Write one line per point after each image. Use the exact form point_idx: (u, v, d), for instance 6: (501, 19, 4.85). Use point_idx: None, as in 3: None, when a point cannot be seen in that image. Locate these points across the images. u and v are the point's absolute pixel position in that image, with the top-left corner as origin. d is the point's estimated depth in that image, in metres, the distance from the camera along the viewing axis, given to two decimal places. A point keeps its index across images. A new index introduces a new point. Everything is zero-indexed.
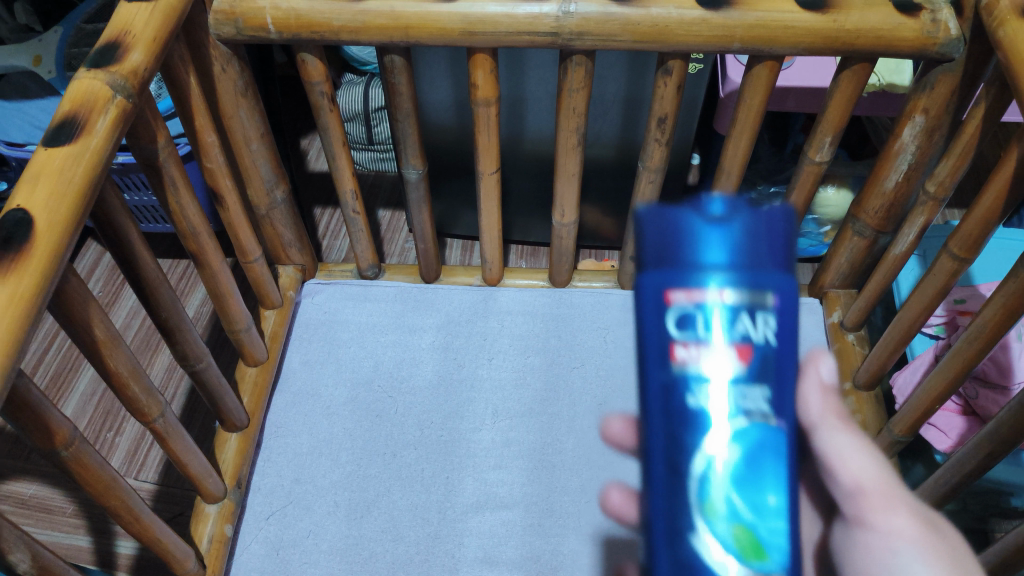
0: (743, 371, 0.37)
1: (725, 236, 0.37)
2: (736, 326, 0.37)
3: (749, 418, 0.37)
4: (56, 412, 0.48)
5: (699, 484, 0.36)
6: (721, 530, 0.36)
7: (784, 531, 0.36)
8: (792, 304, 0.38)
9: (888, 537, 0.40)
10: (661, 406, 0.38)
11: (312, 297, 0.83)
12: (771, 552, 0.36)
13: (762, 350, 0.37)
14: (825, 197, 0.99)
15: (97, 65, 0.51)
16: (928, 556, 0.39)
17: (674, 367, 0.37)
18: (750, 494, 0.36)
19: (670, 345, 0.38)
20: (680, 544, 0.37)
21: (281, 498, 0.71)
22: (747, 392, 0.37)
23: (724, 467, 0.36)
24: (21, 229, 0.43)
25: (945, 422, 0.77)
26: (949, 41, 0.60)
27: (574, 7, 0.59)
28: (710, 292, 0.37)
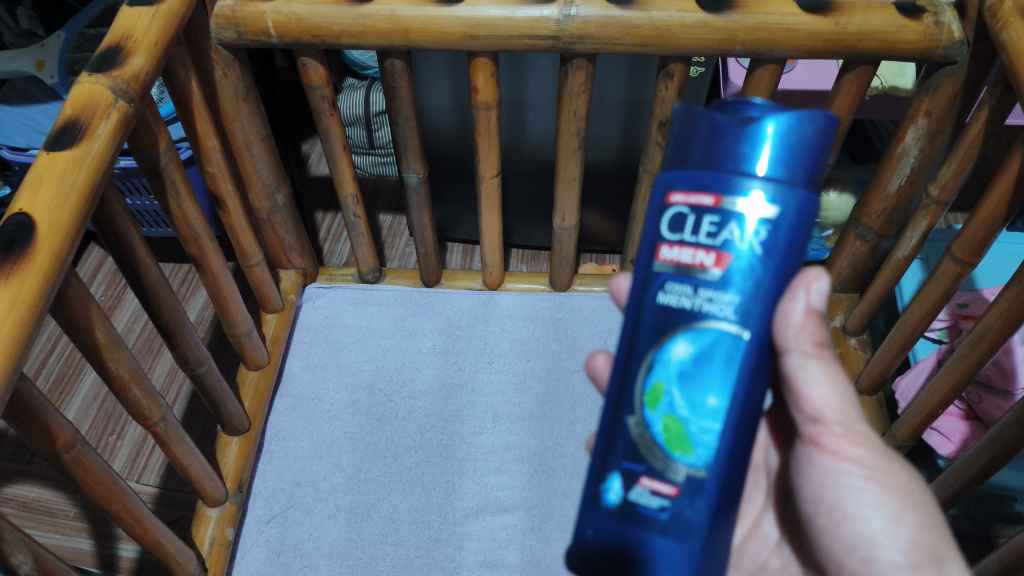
0: (715, 275, 0.42)
1: (738, 149, 0.42)
2: (720, 232, 0.42)
3: (705, 321, 0.42)
4: (58, 416, 0.48)
5: (649, 370, 0.43)
6: (656, 415, 0.43)
7: (713, 428, 0.42)
8: (792, 221, 0.42)
9: (841, 460, 0.46)
10: (641, 298, 0.44)
11: (312, 301, 0.83)
12: (696, 447, 0.42)
13: (738, 260, 0.42)
14: (828, 201, 0.99)
15: (99, 70, 0.51)
16: (870, 476, 0.46)
17: (659, 260, 0.44)
18: (689, 390, 0.43)
19: (661, 241, 0.44)
20: (621, 417, 0.44)
21: (281, 501, 0.71)
22: (714, 292, 0.42)
23: (673, 359, 0.43)
24: (23, 232, 0.43)
25: (948, 427, 0.77)
26: (953, 43, 0.60)
27: (574, 11, 0.59)
28: (710, 198, 0.42)
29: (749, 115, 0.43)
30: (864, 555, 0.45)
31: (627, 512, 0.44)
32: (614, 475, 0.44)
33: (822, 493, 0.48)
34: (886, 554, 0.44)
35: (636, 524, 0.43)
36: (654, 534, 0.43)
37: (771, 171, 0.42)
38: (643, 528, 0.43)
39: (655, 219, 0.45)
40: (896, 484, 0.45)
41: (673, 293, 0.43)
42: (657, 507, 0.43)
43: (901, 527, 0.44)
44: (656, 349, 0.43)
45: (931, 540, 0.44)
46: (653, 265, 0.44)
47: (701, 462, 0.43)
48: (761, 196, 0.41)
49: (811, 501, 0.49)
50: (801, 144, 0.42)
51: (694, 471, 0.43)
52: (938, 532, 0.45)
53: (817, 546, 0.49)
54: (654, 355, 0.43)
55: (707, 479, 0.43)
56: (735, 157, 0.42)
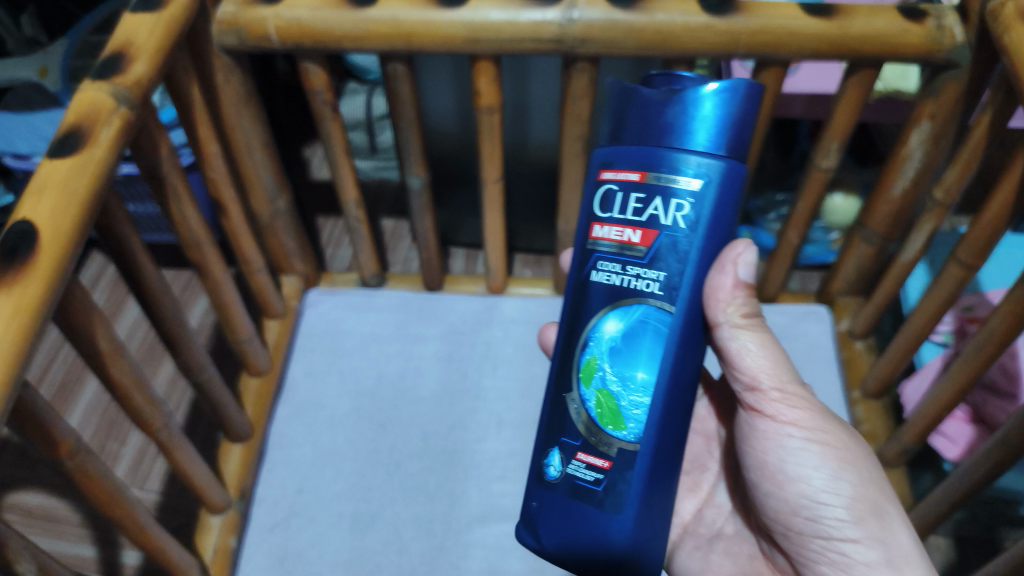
0: (641, 251, 0.49)
1: (662, 127, 0.48)
2: (644, 209, 0.48)
3: (633, 298, 0.49)
4: (61, 424, 0.47)
5: (592, 342, 0.51)
6: (590, 391, 0.50)
7: (641, 401, 0.49)
8: (713, 194, 0.47)
9: (783, 424, 0.54)
10: (574, 277, 0.53)
11: (315, 307, 0.82)
12: (626, 419, 0.49)
13: (664, 236, 0.48)
14: (833, 204, 0.98)
15: (101, 75, 0.51)
16: (809, 438, 0.53)
17: (593, 238, 0.51)
18: (620, 365, 0.50)
19: (594, 220, 0.51)
20: (560, 394, 0.52)
21: (284, 509, 0.70)
22: (642, 267, 0.49)
23: (606, 335, 0.50)
24: (26, 241, 0.42)
25: (954, 430, 0.77)
26: (956, 47, 0.59)
27: (576, 14, 0.59)
28: (636, 174, 0.49)
29: (673, 87, 0.48)
30: (810, 514, 0.52)
31: (566, 485, 0.51)
32: (556, 450, 0.52)
33: (767, 458, 0.55)
34: (830, 510, 0.51)
35: (573, 494, 0.50)
36: (592, 507, 0.49)
37: (685, 143, 0.47)
38: (580, 500, 0.50)
39: (593, 197, 0.52)
40: (833, 448, 0.52)
41: (604, 270, 0.50)
42: (591, 480, 0.50)
43: (844, 483, 0.51)
44: (591, 325, 0.51)
45: (869, 493, 0.51)
46: (586, 245, 0.52)
47: (632, 436, 0.49)
48: (679, 174, 0.47)
49: (756, 467, 0.56)
50: (730, 117, 0.47)
51: (624, 444, 0.49)
52: (876, 485, 0.52)
53: (764, 510, 0.56)
54: (589, 333, 0.51)
55: (638, 452, 0.49)
56: (657, 132, 0.48)
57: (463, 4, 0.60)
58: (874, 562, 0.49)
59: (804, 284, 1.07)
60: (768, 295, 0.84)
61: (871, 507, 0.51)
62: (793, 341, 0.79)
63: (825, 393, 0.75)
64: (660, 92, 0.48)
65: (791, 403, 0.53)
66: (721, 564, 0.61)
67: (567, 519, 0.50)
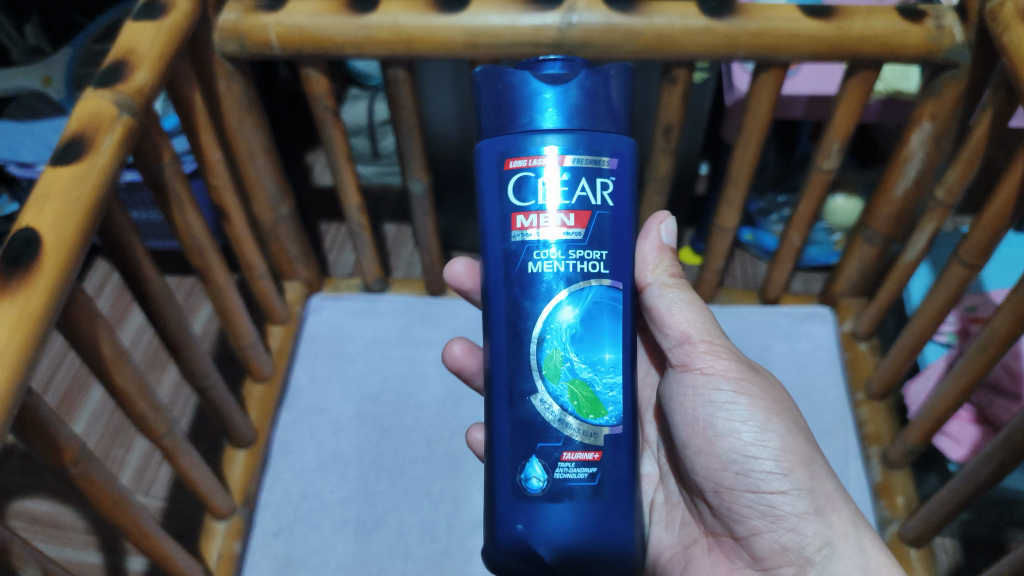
0: (578, 233, 0.51)
1: (557, 112, 0.51)
2: (572, 190, 0.51)
3: (584, 279, 0.52)
4: (66, 431, 0.48)
5: (549, 334, 0.51)
6: (561, 386, 0.51)
7: (613, 381, 0.52)
8: (625, 169, 0.53)
9: (710, 377, 0.56)
10: (505, 274, 0.53)
11: (318, 313, 0.82)
12: (604, 402, 0.51)
13: (597, 215, 0.52)
14: (835, 205, 0.98)
15: (103, 84, 0.51)
16: (738, 392, 0.55)
17: (519, 229, 0.52)
18: (585, 352, 0.52)
19: (515, 211, 0.52)
20: (523, 397, 0.52)
21: (289, 514, 0.70)
22: (584, 248, 0.51)
23: (565, 324, 0.51)
24: (29, 249, 0.43)
25: (957, 430, 0.76)
26: (955, 47, 0.59)
27: (576, 18, 0.59)
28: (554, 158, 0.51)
29: (553, 73, 0.52)
30: (741, 467, 0.54)
31: (554, 490, 0.50)
32: (535, 458, 0.51)
33: (697, 415, 0.56)
34: (762, 462, 0.54)
35: (565, 499, 0.50)
36: (588, 502, 0.50)
37: (586, 126, 0.52)
38: (573, 501, 0.50)
39: (503, 190, 0.52)
40: (760, 401, 0.55)
41: (543, 259, 0.51)
42: (585, 476, 0.50)
43: (771, 434, 0.54)
44: (545, 318, 0.51)
45: (797, 443, 0.54)
46: (513, 238, 0.52)
47: (614, 419, 0.52)
48: (589, 154, 0.51)
49: (684, 425, 0.57)
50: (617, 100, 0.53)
51: (607, 428, 0.51)
52: (802, 436, 0.55)
53: (694, 468, 0.57)
54: (544, 327, 0.51)
55: (623, 432, 0.52)
56: (555, 117, 0.51)
57: (463, 10, 0.60)
58: (803, 509, 0.53)
59: (807, 286, 1.07)
60: (771, 296, 0.84)
61: (800, 457, 0.54)
62: (796, 341, 0.79)
63: (826, 393, 0.76)
64: (542, 79, 0.51)
65: (719, 358, 0.56)
66: (659, 536, 0.64)
67: (566, 526, 0.50)
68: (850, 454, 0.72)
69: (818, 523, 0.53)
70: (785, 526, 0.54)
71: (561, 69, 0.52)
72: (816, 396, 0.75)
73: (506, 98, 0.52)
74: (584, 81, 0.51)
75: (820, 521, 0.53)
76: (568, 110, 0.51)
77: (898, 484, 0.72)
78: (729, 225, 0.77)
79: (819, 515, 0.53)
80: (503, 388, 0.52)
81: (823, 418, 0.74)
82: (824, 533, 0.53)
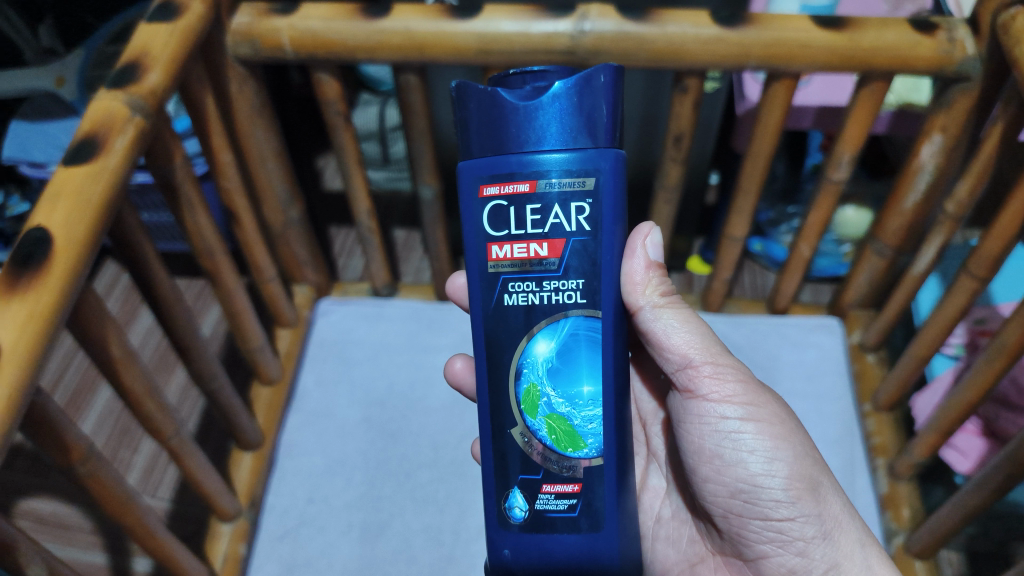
0: (552, 262, 0.49)
1: (542, 130, 0.48)
2: (544, 219, 0.49)
3: (559, 313, 0.50)
4: (74, 430, 0.47)
5: (527, 368, 0.51)
6: (539, 420, 0.51)
7: (592, 413, 0.50)
8: (607, 189, 0.49)
9: (718, 406, 0.55)
10: (483, 304, 0.51)
11: (326, 317, 0.82)
12: (581, 435, 0.50)
13: (572, 242, 0.49)
14: (845, 216, 0.98)
15: (116, 85, 0.51)
16: (745, 418, 0.55)
17: (495, 260, 0.50)
18: (562, 385, 0.50)
19: (490, 240, 0.50)
20: (504, 429, 0.51)
21: (295, 517, 0.71)
22: (557, 279, 0.49)
23: (541, 358, 0.50)
24: (40, 247, 0.43)
25: (965, 443, 0.76)
26: (966, 59, 0.59)
27: (588, 26, 0.59)
28: (525, 185, 0.49)
29: (535, 88, 0.48)
30: (749, 496, 0.54)
31: (538, 521, 0.51)
32: (516, 489, 0.51)
33: (706, 443, 0.56)
34: (770, 490, 0.53)
35: (548, 529, 0.51)
36: (570, 533, 0.50)
37: (566, 144, 0.48)
38: (555, 532, 0.50)
39: (479, 217, 0.51)
40: (768, 427, 0.54)
41: (518, 292, 0.50)
42: (565, 508, 0.50)
43: (778, 463, 0.53)
44: (521, 351, 0.51)
45: (806, 468, 0.54)
46: (490, 267, 0.51)
47: (593, 451, 0.51)
48: (568, 177, 0.48)
49: (694, 451, 0.57)
50: (599, 104, 0.48)
51: (587, 460, 0.51)
52: (810, 459, 0.54)
53: (703, 493, 0.57)
54: (520, 360, 0.51)
55: (603, 465, 0.50)
56: (536, 136, 0.48)
57: (475, 17, 0.60)
58: (812, 534, 0.53)
59: (815, 297, 1.07)
60: (779, 307, 0.84)
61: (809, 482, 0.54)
62: (805, 351, 0.79)
63: (833, 405, 0.76)
64: (522, 95, 0.48)
65: (726, 385, 0.55)
66: (665, 552, 0.64)
67: (548, 556, 0.51)
68: (856, 465, 0.73)
69: (826, 547, 0.53)
70: (793, 550, 0.54)
71: (545, 84, 0.48)
72: (823, 408, 0.75)
73: (482, 117, 0.49)
74: (560, 94, 0.48)
75: (828, 544, 0.53)
76: (545, 128, 0.48)
77: (905, 496, 0.71)
78: (738, 234, 0.77)
79: (827, 539, 0.53)
80: (486, 421, 0.52)
81: (830, 429, 0.74)
82: (830, 554, 0.53)
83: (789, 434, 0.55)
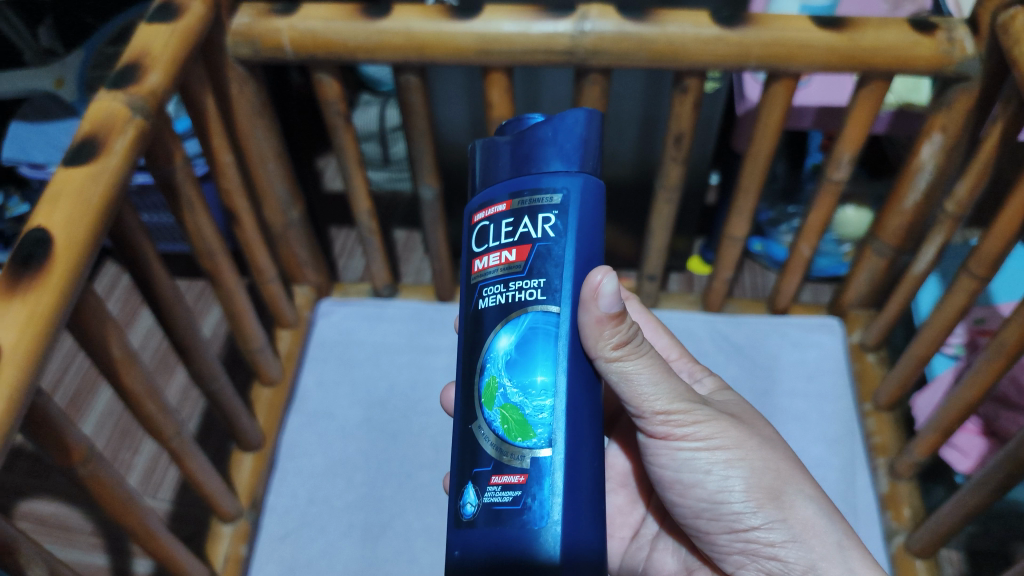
0: (518, 267, 0.48)
1: (526, 160, 0.49)
2: (514, 230, 0.48)
3: (519, 309, 0.47)
4: (75, 431, 0.47)
5: (489, 359, 0.48)
6: (494, 412, 0.47)
7: (545, 405, 0.46)
8: (576, 203, 0.48)
9: (673, 440, 0.54)
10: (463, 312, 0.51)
11: (327, 317, 0.82)
12: (534, 428, 0.46)
13: (537, 248, 0.47)
14: (845, 216, 0.98)
15: (116, 86, 0.51)
16: (699, 445, 0.54)
17: (474, 273, 0.50)
18: (518, 374, 0.47)
19: (473, 256, 0.50)
20: (465, 425, 0.48)
21: (295, 518, 0.71)
22: (522, 280, 0.47)
23: (500, 351, 0.47)
24: (41, 247, 0.43)
25: (966, 442, 0.76)
26: (966, 59, 0.59)
27: (588, 26, 0.59)
28: (503, 204, 0.49)
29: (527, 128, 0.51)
30: (712, 515, 0.55)
31: (485, 516, 0.45)
32: (469, 484, 0.47)
33: (668, 471, 0.56)
34: (731, 506, 0.53)
35: (494, 525, 0.45)
36: (513, 526, 0.45)
37: (547, 168, 0.49)
38: (501, 528, 0.45)
39: (469, 237, 0.51)
40: (724, 453, 0.53)
41: (488, 296, 0.48)
42: (510, 500, 0.45)
43: (733, 482, 0.53)
44: (485, 348, 0.48)
45: (764, 480, 0.53)
46: (472, 279, 0.50)
47: (545, 442, 0.46)
48: (538, 193, 0.48)
49: (659, 479, 0.58)
50: (582, 137, 0.49)
51: (538, 453, 0.46)
52: (769, 469, 0.53)
53: (676, 512, 0.58)
54: (484, 355, 0.48)
55: (554, 458, 0.45)
56: (521, 166, 0.50)
57: (475, 17, 0.60)
58: (780, 540, 0.52)
59: (815, 296, 1.07)
60: (779, 307, 0.84)
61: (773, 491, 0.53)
62: (805, 351, 0.79)
63: (834, 404, 0.76)
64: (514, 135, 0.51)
65: (680, 419, 0.53)
66: (664, 560, 0.63)
67: (488, 552, 0.45)
68: (857, 464, 0.73)
69: (798, 550, 0.52)
70: (766, 556, 0.53)
71: (542, 118, 0.50)
72: (824, 407, 0.76)
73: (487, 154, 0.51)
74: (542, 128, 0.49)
75: (800, 547, 0.52)
76: (528, 156, 0.49)
77: (905, 496, 0.71)
78: (739, 234, 0.77)
79: (798, 542, 0.52)
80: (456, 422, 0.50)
81: (830, 428, 0.74)
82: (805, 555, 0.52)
83: (745, 447, 0.53)
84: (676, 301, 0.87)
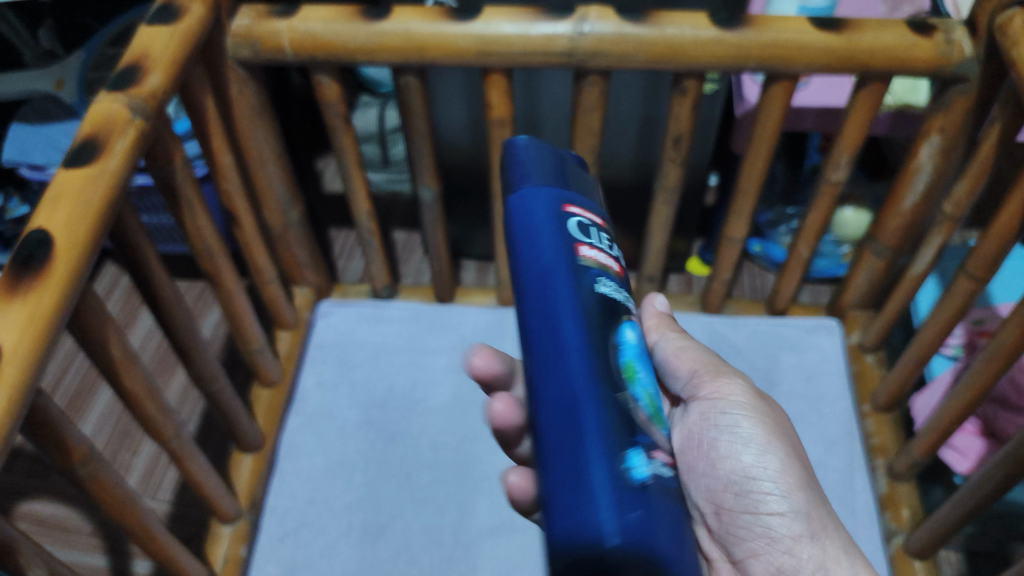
0: (617, 270, 0.46)
1: (559, 172, 0.48)
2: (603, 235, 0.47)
3: (627, 308, 0.45)
4: (76, 432, 0.48)
5: (636, 347, 0.45)
6: (641, 396, 0.43)
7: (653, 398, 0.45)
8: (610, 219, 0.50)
9: (716, 402, 0.56)
10: (560, 294, 0.43)
11: (326, 318, 0.82)
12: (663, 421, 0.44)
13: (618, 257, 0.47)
14: (844, 217, 0.98)
15: (117, 88, 0.51)
16: (743, 412, 0.55)
17: (584, 258, 0.44)
18: (648, 368, 0.45)
19: (578, 242, 0.44)
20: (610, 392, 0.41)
21: (295, 519, 0.71)
22: (622, 284, 0.46)
23: (630, 340, 0.44)
24: (42, 249, 0.43)
25: (964, 443, 0.76)
26: (964, 61, 0.59)
27: (587, 28, 0.59)
28: (575, 207, 0.46)
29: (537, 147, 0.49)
30: (739, 487, 0.54)
31: (636, 488, 0.39)
32: (635, 450, 0.40)
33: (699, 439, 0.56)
34: (762, 483, 0.53)
35: (638, 495, 0.39)
36: (664, 500, 0.40)
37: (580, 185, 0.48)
38: (647, 501, 0.39)
39: (560, 224, 0.45)
40: (759, 431, 0.54)
41: (608, 287, 0.44)
42: (660, 477, 0.40)
43: (770, 456, 0.54)
44: (618, 331, 0.43)
45: (797, 467, 0.54)
46: (577, 262, 0.44)
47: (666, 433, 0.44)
48: (589, 204, 0.48)
49: (684, 448, 0.58)
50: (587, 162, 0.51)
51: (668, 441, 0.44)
52: (800, 461, 0.55)
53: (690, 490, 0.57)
54: (617, 336, 0.43)
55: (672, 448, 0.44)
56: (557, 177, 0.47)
57: (474, 19, 0.60)
58: (799, 532, 0.53)
59: (814, 297, 1.07)
60: (778, 307, 0.84)
61: (799, 482, 0.53)
62: (803, 353, 0.79)
63: (833, 405, 0.76)
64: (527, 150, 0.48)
65: (724, 384, 0.56)
66: None
67: (626, 526, 0.38)
68: (855, 466, 0.73)
69: (813, 547, 0.52)
70: (782, 547, 0.53)
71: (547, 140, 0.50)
72: (823, 408, 0.76)
73: (525, 156, 0.47)
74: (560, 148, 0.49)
75: (814, 544, 0.52)
76: (561, 169, 0.48)
77: (904, 497, 0.72)
78: (737, 235, 0.77)
79: (814, 539, 0.52)
80: (561, 397, 0.41)
81: (829, 429, 0.74)
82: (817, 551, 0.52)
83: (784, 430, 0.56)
84: (675, 303, 0.87)
